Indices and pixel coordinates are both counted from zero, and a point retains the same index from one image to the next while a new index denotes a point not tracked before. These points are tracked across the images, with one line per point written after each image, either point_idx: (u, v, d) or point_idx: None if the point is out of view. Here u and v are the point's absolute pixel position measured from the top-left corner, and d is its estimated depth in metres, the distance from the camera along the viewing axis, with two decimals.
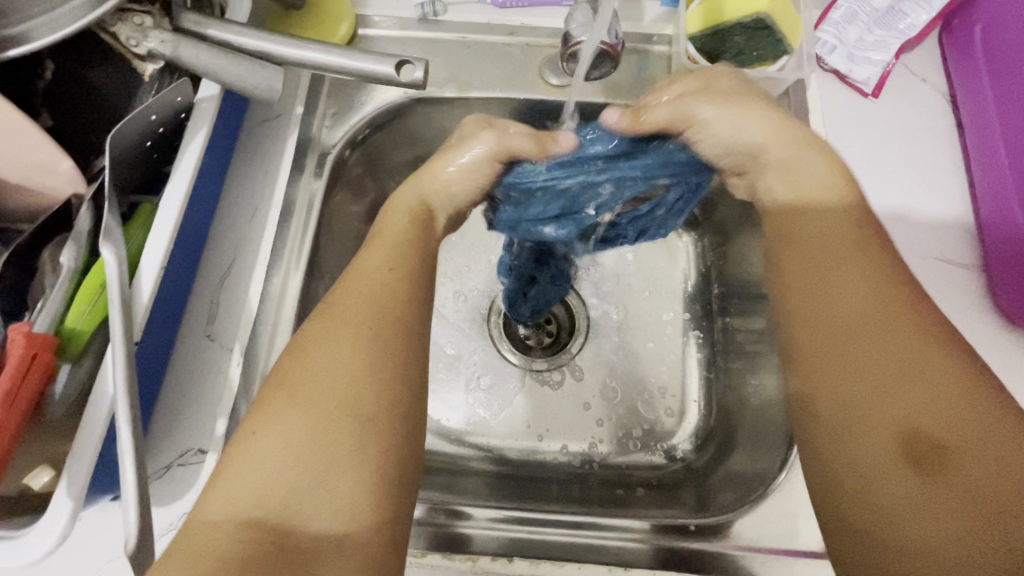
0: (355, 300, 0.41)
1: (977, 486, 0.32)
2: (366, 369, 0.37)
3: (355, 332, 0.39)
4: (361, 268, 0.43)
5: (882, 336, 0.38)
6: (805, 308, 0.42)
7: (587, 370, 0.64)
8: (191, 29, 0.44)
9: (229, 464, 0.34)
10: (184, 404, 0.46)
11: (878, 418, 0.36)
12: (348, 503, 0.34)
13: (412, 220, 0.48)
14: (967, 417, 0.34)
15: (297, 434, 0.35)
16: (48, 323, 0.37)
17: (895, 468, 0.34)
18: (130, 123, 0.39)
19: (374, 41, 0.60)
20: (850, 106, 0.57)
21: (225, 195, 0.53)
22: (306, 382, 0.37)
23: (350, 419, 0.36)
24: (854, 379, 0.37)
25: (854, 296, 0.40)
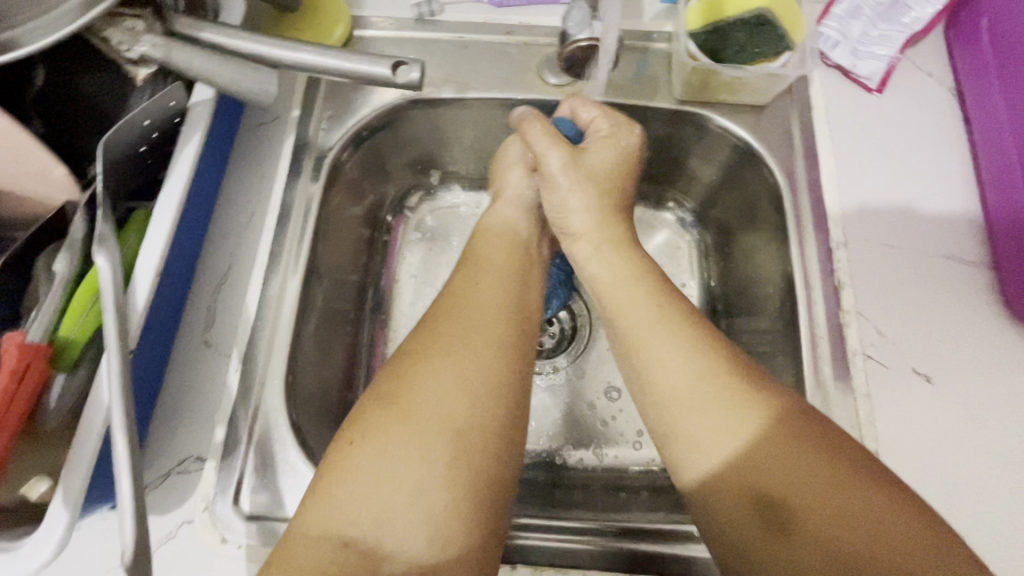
0: (477, 317, 0.41)
1: (822, 542, 0.32)
2: (473, 387, 0.37)
3: (470, 346, 0.39)
4: (466, 287, 0.43)
5: (725, 396, 0.36)
6: (645, 374, 0.40)
7: (590, 373, 0.63)
8: (185, 32, 0.43)
9: (341, 466, 0.35)
10: (182, 412, 0.46)
11: (715, 472, 0.36)
12: (439, 530, 0.33)
13: (508, 248, 0.48)
14: (810, 477, 0.33)
15: (398, 451, 0.35)
16: (42, 333, 0.37)
17: (755, 535, 0.34)
18: (123, 128, 0.39)
19: (370, 43, 0.59)
20: (855, 102, 0.56)
21: (222, 200, 0.53)
22: (402, 395, 0.37)
23: (479, 430, 0.36)
24: (692, 434, 0.37)
25: (663, 347, 0.39)
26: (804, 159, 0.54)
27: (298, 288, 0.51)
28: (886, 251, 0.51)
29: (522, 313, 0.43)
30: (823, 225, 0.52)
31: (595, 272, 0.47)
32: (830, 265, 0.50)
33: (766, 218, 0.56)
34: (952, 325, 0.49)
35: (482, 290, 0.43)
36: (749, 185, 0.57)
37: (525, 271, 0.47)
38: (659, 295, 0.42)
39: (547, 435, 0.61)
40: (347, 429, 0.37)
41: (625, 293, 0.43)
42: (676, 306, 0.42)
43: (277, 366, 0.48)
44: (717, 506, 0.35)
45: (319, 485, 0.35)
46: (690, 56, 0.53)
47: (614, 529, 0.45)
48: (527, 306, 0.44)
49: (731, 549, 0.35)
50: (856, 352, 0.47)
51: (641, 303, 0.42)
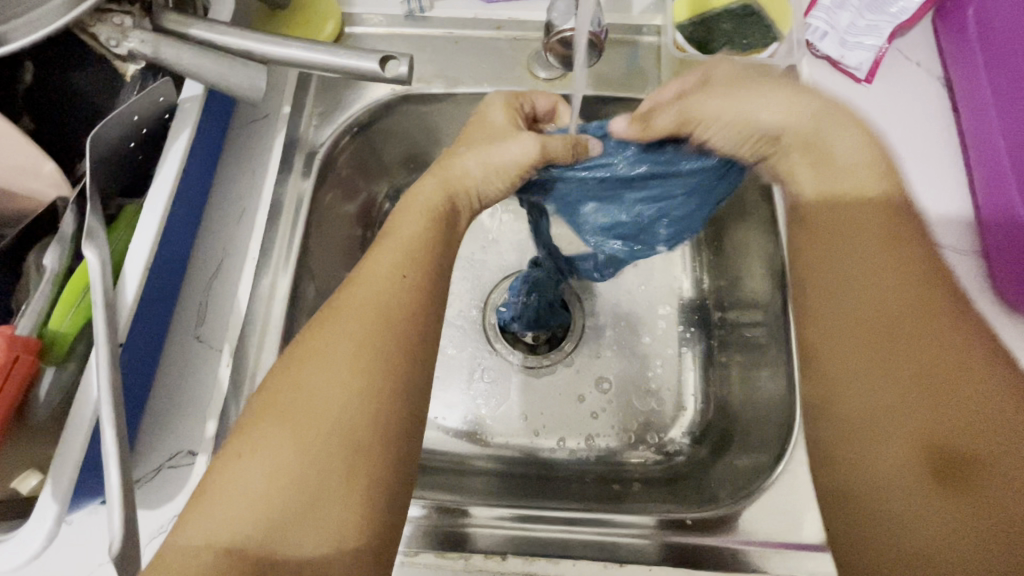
0: (363, 313, 0.38)
1: (1000, 510, 0.31)
2: (361, 388, 0.35)
3: (358, 344, 0.36)
4: (376, 279, 0.39)
5: (936, 351, 0.36)
6: (846, 311, 0.41)
7: (584, 365, 0.63)
8: (173, 28, 0.43)
9: (218, 479, 0.32)
10: (173, 406, 0.46)
11: (902, 436, 0.35)
12: (330, 543, 0.32)
13: (428, 216, 0.44)
14: (994, 435, 0.32)
15: (281, 459, 0.33)
16: (31, 326, 0.37)
17: (907, 472, 0.34)
18: (113, 122, 0.39)
19: (361, 40, 0.59)
20: (843, 93, 0.56)
21: (212, 196, 0.53)
22: (288, 399, 0.35)
23: (366, 435, 0.34)
24: (884, 389, 0.36)
25: (900, 297, 0.39)
26: None
27: (288, 280, 0.52)
28: None
29: (420, 301, 0.40)
30: None
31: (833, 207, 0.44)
32: None
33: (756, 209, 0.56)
34: None
35: (373, 281, 0.39)
36: (740, 176, 0.57)
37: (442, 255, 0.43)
38: (898, 245, 0.41)
39: (542, 428, 0.61)
40: (231, 439, 0.34)
41: (850, 246, 0.42)
42: (907, 246, 0.41)
43: (268, 360, 0.49)
44: (874, 445, 0.36)
45: (195, 502, 0.32)
46: (677, 48, 0.53)
47: (667, 523, 0.45)
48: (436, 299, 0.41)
49: (887, 517, 0.34)
50: None
51: (882, 255, 0.41)
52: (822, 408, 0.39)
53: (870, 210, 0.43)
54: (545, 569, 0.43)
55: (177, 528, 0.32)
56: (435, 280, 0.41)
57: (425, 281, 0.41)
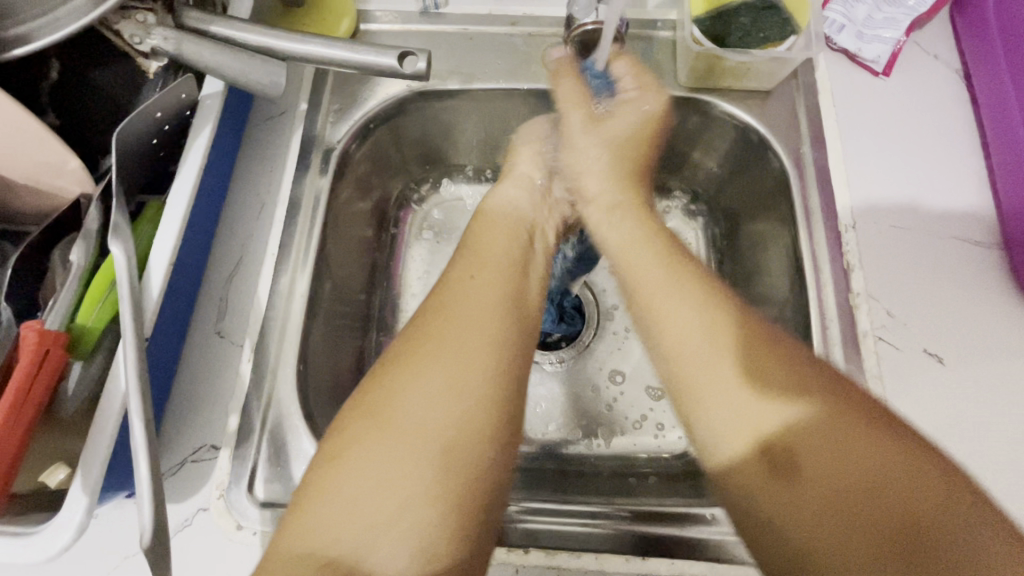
0: (462, 323, 0.37)
1: (831, 494, 0.31)
2: (461, 399, 0.34)
3: (461, 356, 0.35)
4: (463, 284, 0.40)
5: (726, 346, 0.37)
6: (677, 354, 0.38)
7: (601, 359, 0.63)
8: (194, 26, 0.44)
9: (319, 489, 0.31)
10: (195, 401, 0.46)
11: (748, 435, 0.34)
12: (427, 550, 0.30)
13: (509, 237, 0.46)
14: (852, 458, 0.31)
15: (376, 468, 0.31)
16: (59, 320, 0.37)
17: (787, 514, 0.32)
18: (137, 118, 0.40)
19: (376, 37, 0.59)
20: (861, 85, 0.56)
21: (231, 193, 0.53)
22: (388, 405, 0.34)
23: (465, 447, 0.33)
24: (713, 398, 0.36)
25: (680, 308, 0.39)
26: (812, 143, 0.54)
27: (308, 277, 0.51)
28: (894, 232, 0.51)
29: (516, 309, 0.40)
30: (831, 208, 0.52)
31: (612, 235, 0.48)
32: (838, 247, 0.50)
33: (777, 206, 0.56)
34: (965, 307, 0.49)
35: (472, 291, 0.39)
36: (757, 171, 0.57)
37: (524, 262, 0.44)
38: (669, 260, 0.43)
39: (560, 424, 0.61)
40: (325, 448, 0.33)
41: (634, 256, 0.45)
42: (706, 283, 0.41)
43: (288, 355, 0.49)
44: (786, 485, 0.32)
45: (292, 513, 0.31)
46: (695, 41, 0.52)
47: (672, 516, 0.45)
48: (528, 300, 0.41)
49: (783, 531, 0.32)
50: (867, 334, 0.47)
51: (656, 266, 0.43)
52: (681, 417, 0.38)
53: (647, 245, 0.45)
54: (567, 563, 0.43)
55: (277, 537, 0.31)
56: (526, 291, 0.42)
57: (524, 286, 0.42)
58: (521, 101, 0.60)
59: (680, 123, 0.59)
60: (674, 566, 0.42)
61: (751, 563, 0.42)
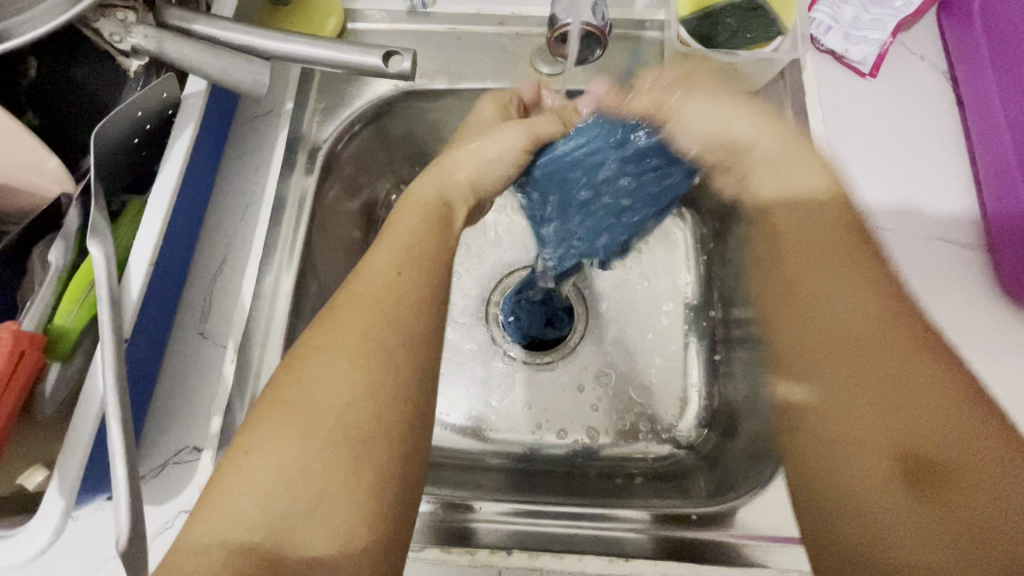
0: (354, 317, 0.39)
1: (980, 512, 0.32)
2: (355, 390, 0.36)
3: (359, 347, 0.38)
4: (372, 278, 0.41)
5: (877, 335, 0.39)
6: (804, 331, 0.43)
7: (589, 360, 0.63)
8: (176, 24, 0.43)
9: (225, 484, 0.34)
10: (177, 402, 0.46)
11: (880, 450, 0.36)
12: (340, 534, 0.33)
13: (420, 219, 0.46)
14: (949, 430, 0.35)
15: (281, 457, 0.34)
16: (37, 321, 0.37)
17: (873, 473, 0.36)
18: (117, 116, 0.39)
19: (364, 36, 0.59)
20: (848, 86, 0.56)
21: (216, 192, 0.53)
22: (292, 398, 0.36)
23: (362, 430, 0.35)
24: (857, 411, 0.38)
25: (843, 302, 0.41)
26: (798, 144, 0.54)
27: (292, 278, 0.51)
28: (879, 234, 0.51)
29: (416, 294, 0.41)
30: None
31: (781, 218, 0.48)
32: None
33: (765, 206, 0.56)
34: (948, 307, 0.49)
35: (370, 283, 0.41)
36: None
37: (443, 244, 0.45)
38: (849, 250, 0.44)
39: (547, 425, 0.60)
40: (236, 439, 0.36)
41: (810, 239, 0.46)
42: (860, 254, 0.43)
43: (272, 356, 0.48)
44: (866, 440, 0.37)
45: (203, 503, 0.34)
46: (682, 42, 0.52)
47: (658, 517, 0.46)
48: (440, 292, 0.43)
49: (884, 545, 0.34)
50: None
51: (831, 258, 0.44)
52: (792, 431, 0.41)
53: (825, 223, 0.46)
54: (551, 565, 0.43)
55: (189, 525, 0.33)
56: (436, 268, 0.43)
57: (439, 273, 0.43)
58: None
59: None
60: (658, 567, 0.42)
61: (733, 564, 0.43)
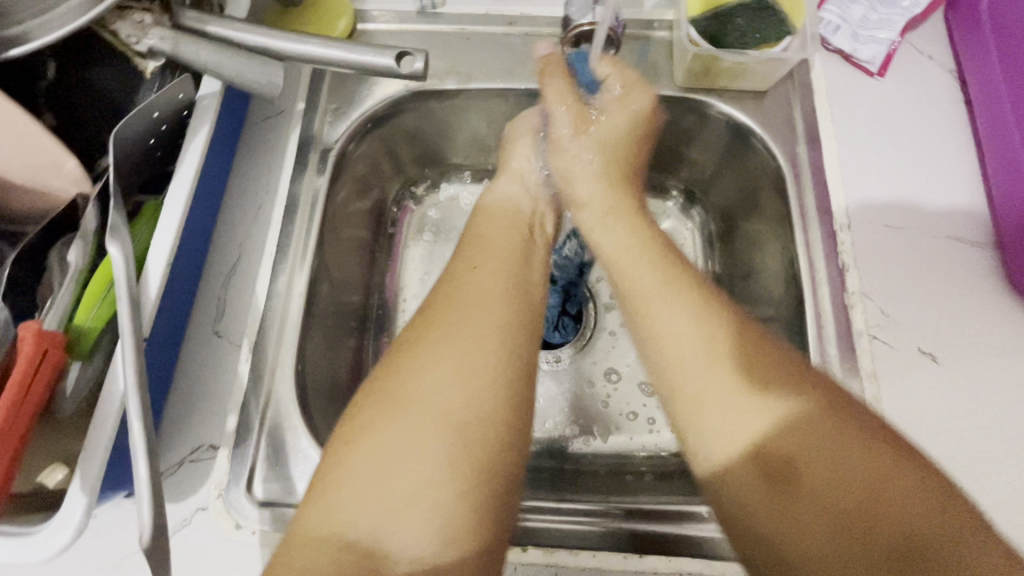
0: (478, 310, 0.39)
1: (823, 508, 0.32)
2: (469, 378, 0.35)
3: (469, 340, 0.37)
4: (468, 275, 0.41)
5: (746, 347, 0.38)
6: (705, 404, 0.37)
7: (599, 358, 0.63)
8: (191, 25, 0.44)
9: (332, 476, 0.32)
10: (193, 401, 0.46)
11: (728, 447, 0.36)
12: (446, 533, 0.31)
13: (515, 232, 0.48)
14: (891, 483, 0.32)
15: (391, 449, 0.32)
16: (57, 320, 0.38)
17: (739, 476, 0.35)
18: (135, 116, 0.40)
19: (374, 37, 0.59)
20: (856, 86, 0.56)
21: (229, 192, 0.53)
22: (398, 388, 0.35)
23: (476, 423, 0.34)
24: (704, 408, 0.37)
25: (671, 307, 0.41)
26: (807, 143, 0.55)
27: (306, 278, 0.51)
28: (889, 232, 0.51)
29: (523, 295, 0.41)
30: (827, 208, 0.52)
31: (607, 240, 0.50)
32: (834, 247, 0.51)
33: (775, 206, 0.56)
34: (958, 305, 0.49)
35: (475, 278, 0.41)
36: (752, 169, 0.58)
37: (525, 251, 0.46)
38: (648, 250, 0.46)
39: (556, 423, 0.61)
40: (340, 429, 0.35)
41: (630, 258, 0.46)
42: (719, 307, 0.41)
43: (286, 354, 0.49)
44: (831, 518, 0.32)
45: (310, 496, 0.33)
46: (692, 41, 0.53)
47: (647, 513, 0.45)
48: (529, 287, 0.43)
49: (764, 538, 0.33)
50: (861, 333, 0.48)
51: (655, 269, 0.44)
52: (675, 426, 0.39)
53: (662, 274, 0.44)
54: (565, 561, 0.43)
55: (297, 519, 0.32)
56: (529, 277, 0.43)
57: (525, 272, 0.43)
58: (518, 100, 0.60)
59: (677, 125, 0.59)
60: (670, 563, 0.43)
61: None
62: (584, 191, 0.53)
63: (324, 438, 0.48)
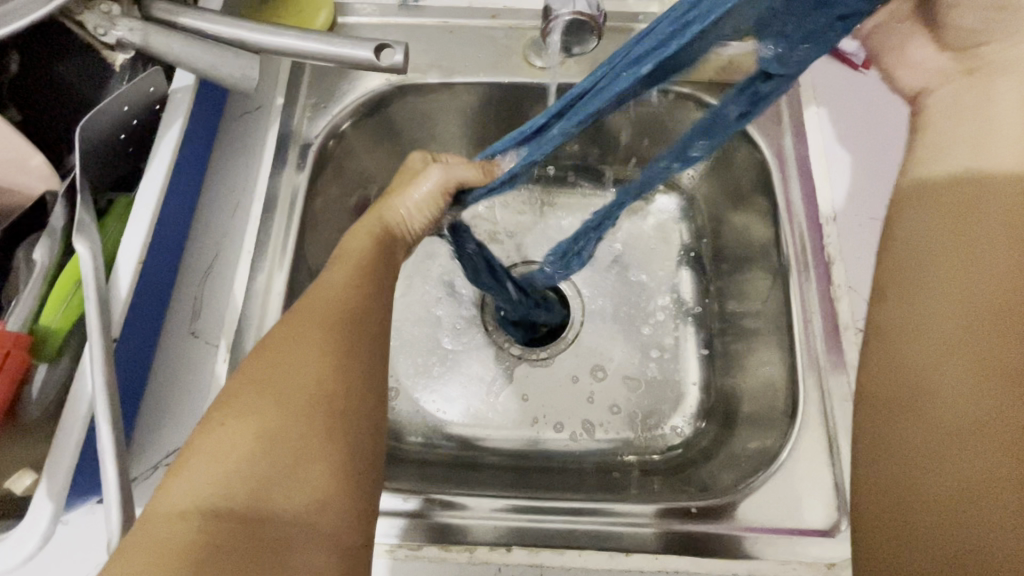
0: (327, 301, 0.40)
1: None
2: (335, 363, 0.37)
3: (327, 322, 0.39)
4: (332, 270, 0.43)
5: None
6: (907, 283, 0.35)
7: (587, 354, 0.63)
8: (163, 17, 0.43)
9: (194, 455, 0.33)
10: (169, 403, 0.45)
11: (959, 414, 0.30)
12: (321, 495, 0.33)
13: (374, 235, 0.47)
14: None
15: (260, 424, 0.34)
16: (23, 320, 0.36)
17: (996, 475, 0.28)
18: (103, 110, 0.38)
19: (355, 31, 0.58)
20: (839, 81, 0.56)
21: (206, 188, 0.52)
22: (270, 373, 0.36)
23: (344, 398, 0.36)
24: (943, 370, 0.31)
25: (1006, 269, 0.31)
26: (793, 137, 0.55)
27: (285, 276, 0.51)
28: (875, 225, 0.51)
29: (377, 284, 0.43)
30: (812, 201, 0.52)
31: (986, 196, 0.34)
32: (819, 239, 0.51)
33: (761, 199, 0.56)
34: None
35: (340, 265, 0.44)
36: (736, 163, 0.58)
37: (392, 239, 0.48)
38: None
39: (543, 422, 0.60)
40: (203, 416, 0.35)
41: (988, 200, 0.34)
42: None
43: None
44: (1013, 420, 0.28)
45: (173, 472, 0.32)
46: None
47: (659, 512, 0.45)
48: (387, 280, 0.45)
49: (940, 530, 0.28)
50: (848, 326, 0.48)
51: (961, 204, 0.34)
52: (912, 402, 0.31)
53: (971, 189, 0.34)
54: (551, 560, 0.42)
55: (157, 496, 0.32)
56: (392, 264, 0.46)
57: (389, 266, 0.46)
58: (502, 95, 0.59)
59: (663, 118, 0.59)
60: (657, 562, 0.42)
61: (734, 557, 0.42)
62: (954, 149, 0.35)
63: None
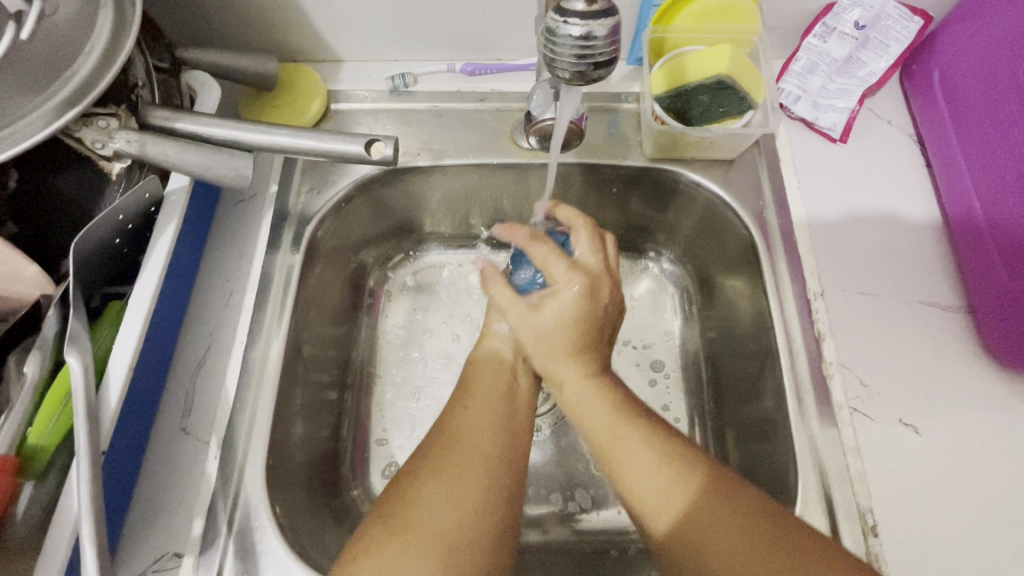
0: (474, 454, 0.40)
1: None
2: (504, 443, 0.42)
3: (493, 411, 0.44)
4: (486, 371, 0.48)
5: (691, 516, 0.37)
6: (625, 478, 0.40)
7: (583, 427, 0.62)
8: (160, 124, 0.44)
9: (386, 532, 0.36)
10: (156, 505, 0.45)
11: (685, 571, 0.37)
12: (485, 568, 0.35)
13: (500, 368, 0.48)
14: None
15: (393, 572, 0.33)
16: (10, 440, 0.37)
17: None
18: (97, 224, 0.40)
19: (348, 117, 0.60)
20: (819, 153, 0.58)
21: (200, 279, 0.53)
22: (457, 447, 0.40)
23: (483, 521, 0.37)
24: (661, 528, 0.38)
25: (654, 491, 0.39)
26: (777, 210, 0.56)
27: (278, 364, 0.50)
28: (862, 299, 0.52)
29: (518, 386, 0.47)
30: (800, 277, 0.53)
31: (572, 387, 0.46)
32: (809, 317, 0.51)
33: (745, 306, 0.57)
34: (940, 374, 0.49)
35: (494, 360, 0.50)
36: (724, 235, 0.59)
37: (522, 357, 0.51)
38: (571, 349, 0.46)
39: (540, 498, 0.59)
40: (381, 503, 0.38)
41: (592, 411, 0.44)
42: (700, 461, 0.40)
43: (257, 450, 0.47)
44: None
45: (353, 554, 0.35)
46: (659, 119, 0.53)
47: None
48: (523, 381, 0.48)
49: None
50: (842, 406, 0.48)
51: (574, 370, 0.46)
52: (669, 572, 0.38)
53: (604, 403, 0.44)
54: None
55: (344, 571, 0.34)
56: (516, 408, 0.45)
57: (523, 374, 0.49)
58: (492, 174, 0.61)
59: (652, 190, 0.61)
60: None
61: None
62: (551, 313, 0.46)
63: (298, 537, 0.46)
